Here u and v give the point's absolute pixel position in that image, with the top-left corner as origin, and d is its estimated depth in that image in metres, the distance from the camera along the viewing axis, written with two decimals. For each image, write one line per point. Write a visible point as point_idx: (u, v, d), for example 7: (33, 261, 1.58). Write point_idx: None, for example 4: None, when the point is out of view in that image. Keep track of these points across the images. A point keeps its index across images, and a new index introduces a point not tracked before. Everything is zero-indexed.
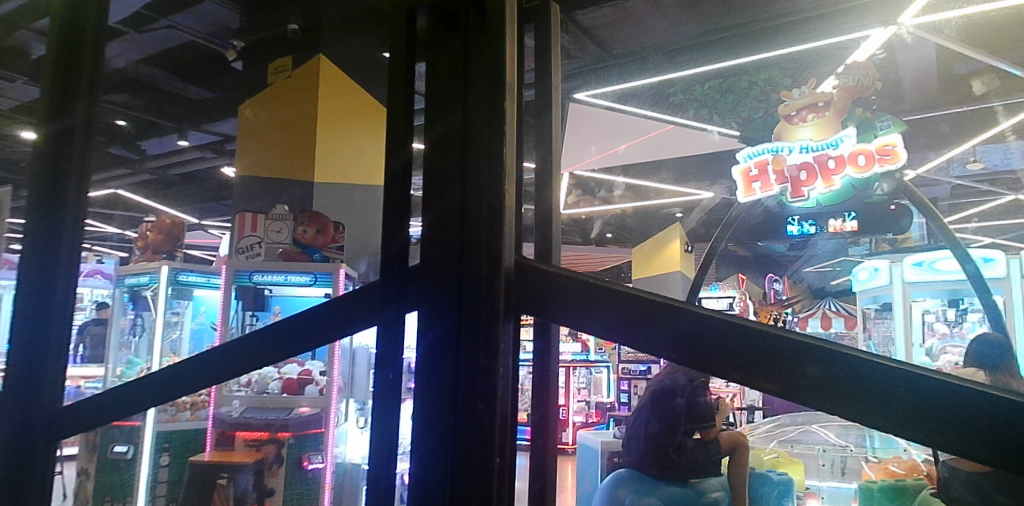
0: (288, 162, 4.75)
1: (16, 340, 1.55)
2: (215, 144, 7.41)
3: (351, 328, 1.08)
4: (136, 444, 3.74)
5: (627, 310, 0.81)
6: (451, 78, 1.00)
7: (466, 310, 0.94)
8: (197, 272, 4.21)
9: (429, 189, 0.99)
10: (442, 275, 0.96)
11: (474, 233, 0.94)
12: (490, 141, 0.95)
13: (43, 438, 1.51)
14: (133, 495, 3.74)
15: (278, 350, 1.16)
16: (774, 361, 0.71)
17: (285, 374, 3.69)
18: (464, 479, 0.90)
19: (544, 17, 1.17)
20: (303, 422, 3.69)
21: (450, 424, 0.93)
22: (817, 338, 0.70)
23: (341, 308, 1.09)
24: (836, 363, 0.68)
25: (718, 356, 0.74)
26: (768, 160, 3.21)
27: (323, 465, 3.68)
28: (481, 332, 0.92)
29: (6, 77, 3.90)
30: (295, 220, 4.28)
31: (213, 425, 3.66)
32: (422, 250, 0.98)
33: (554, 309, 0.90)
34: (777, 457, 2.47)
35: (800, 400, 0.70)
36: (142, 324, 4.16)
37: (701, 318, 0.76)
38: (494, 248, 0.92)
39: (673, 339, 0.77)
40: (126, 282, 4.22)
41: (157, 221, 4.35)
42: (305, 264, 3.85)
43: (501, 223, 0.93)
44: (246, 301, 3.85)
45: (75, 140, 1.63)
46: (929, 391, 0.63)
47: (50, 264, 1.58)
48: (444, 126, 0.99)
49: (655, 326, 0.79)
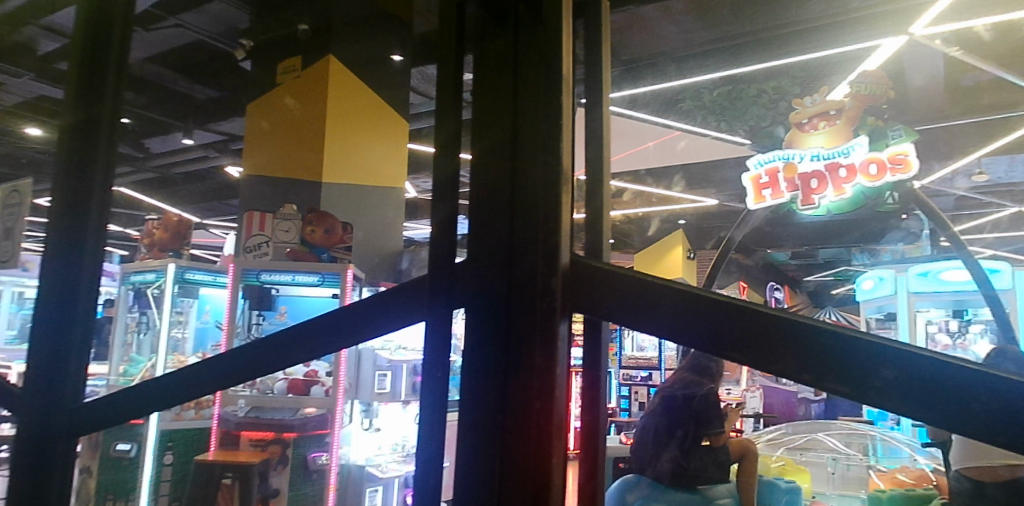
0: (297, 162, 4.73)
1: (44, 329, 1.66)
2: (220, 144, 7.43)
3: (392, 325, 1.07)
4: (140, 442, 3.70)
5: (689, 309, 0.83)
6: (502, 71, 0.99)
7: (520, 307, 0.93)
8: (202, 270, 4.22)
9: (480, 185, 0.99)
10: (493, 272, 0.96)
11: (528, 231, 0.94)
12: (546, 137, 0.94)
13: (71, 424, 1.58)
14: (137, 493, 3.73)
15: (314, 347, 1.16)
16: (841, 363, 0.74)
17: (291, 375, 3.54)
18: (518, 482, 0.89)
19: (595, 13, 1.16)
20: (309, 423, 3.66)
21: (500, 425, 0.92)
22: (884, 338, 0.74)
23: (382, 307, 1.08)
24: (905, 363, 0.71)
25: (786, 355, 0.77)
26: (779, 168, 2.79)
27: (328, 465, 3.67)
28: (534, 330, 0.91)
29: (14, 74, 3.88)
30: (303, 220, 4.24)
31: (217, 425, 3.63)
32: (473, 248, 0.99)
33: (605, 306, 0.90)
34: (783, 465, 2.32)
35: (871, 401, 0.73)
36: (147, 323, 4.14)
37: (769, 321, 0.79)
38: (550, 245, 0.92)
39: (739, 340, 0.80)
40: (133, 279, 4.23)
41: (164, 218, 4.32)
42: (312, 265, 3.83)
43: (556, 220, 0.92)
44: (252, 300, 3.80)
45: (98, 135, 1.73)
46: (999, 391, 0.67)
47: (73, 260, 1.69)
48: (496, 121, 0.99)
49: (717, 325, 0.81)
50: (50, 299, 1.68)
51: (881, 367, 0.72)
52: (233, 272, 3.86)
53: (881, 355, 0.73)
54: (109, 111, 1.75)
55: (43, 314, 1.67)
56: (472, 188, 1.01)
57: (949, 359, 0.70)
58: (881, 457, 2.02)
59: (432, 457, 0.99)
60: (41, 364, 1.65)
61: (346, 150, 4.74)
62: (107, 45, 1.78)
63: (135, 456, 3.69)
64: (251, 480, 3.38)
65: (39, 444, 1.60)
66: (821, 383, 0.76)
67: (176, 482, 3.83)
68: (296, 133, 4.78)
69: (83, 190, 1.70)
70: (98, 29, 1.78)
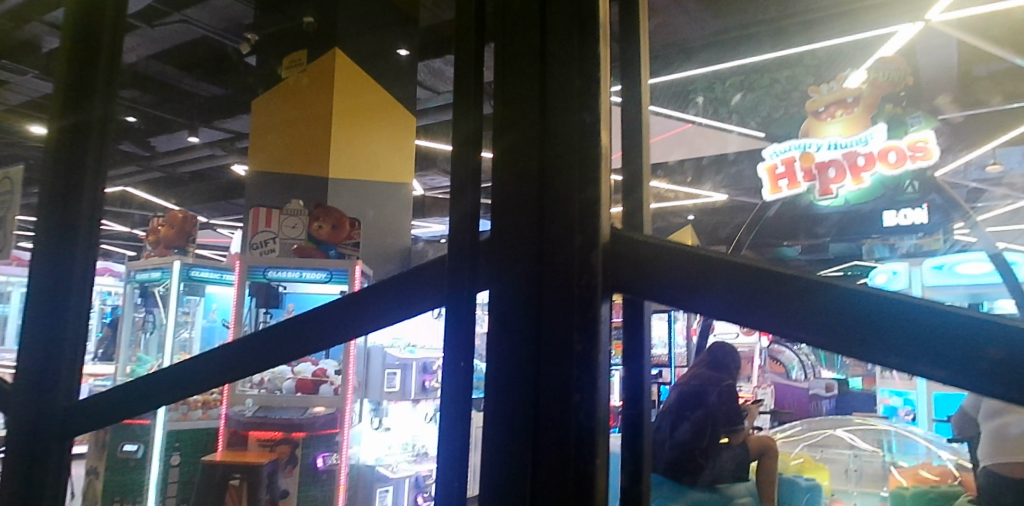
0: (303, 155, 4.67)
1: (40, 326, 1.59)
2: (225, 142, 7.39)
3: (408, 308, 1.02)
4: (146, 443, 3.63)
5: (740, 284, 0.78)
6: (527, 37, 0.98)
7: (556, 292, 0.90)
8: (209, 268, 4.16)
9: (507, 157, 0.97)
10: (524, 248, 0.93)
11: (562, 204, 0.91)
12: (577, 103, 0.92)
13: (69, 426, 1.52)
14: (144, 495, 3.66)
15: (319, 334, 1.11)
16: (914, 337, 0.68)
17: (299, 373, 3.50)
18: (556, 468, 0.86)
19: None
20: (318, 422, 3.59)
21: (534, 409, 0.89)
22: (964, 308, 0.67)
23: (394, 291, 1.04)
24: (912, 313, 0.69)
25: (851, 330, 0.71)
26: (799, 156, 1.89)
27: (338, 465, 3.61)
28: (572, 315, 0.88)
29: (16, 71, 3.83)
30: (310, 216, 4.17)
31: (224, 425, 3.57)
32: (502, 224, 0.96)
33: (648, 283, 0.85)
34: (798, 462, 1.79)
35: (950, 378, 0.67)
36: (154, 321, 4.09)
37: (831, 292, 0.73)
38: (585, 218, 0.89)
39: (797, 315, 0.74)
40: (138, 277, 4.16)
41: (169, 216, 4.26)
42: (320, 260, 3.76)
43: (594, 193, 0.90)
44: (259, 298, 3.76)
45: (83, 128, 1.67)
46: None
47: (64, 258, 1.62)
48: (523, 108, 0.97)
49: (736, 286, 0.78)
50: (43, 295, 1.61)
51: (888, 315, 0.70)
52: (239, 267, 3.80)
53: (888, 312, 0.70)
54: (97, 100, 1.69)
55: (36, 310, 1.60)
56: (496, 173, 0.99)
57: (960, 311, 0.67)
58: (897, 453, 1.79)
59: (460, 444, 0.95)
60: (33, 364, 1.57)
61: (353, 145, 4.67)
62: (99, 34, 1.71)
63: (142, 457, 3.63)
64: (258, 482, 3.28)
65: (32, 448, 1.53)
66: (836, 342, 0.72)
67: (184, 483, 3.76)
68: (302, 126, 4.72)
69: (74, 178, 1.64)
70: (89, 14, 1.71)
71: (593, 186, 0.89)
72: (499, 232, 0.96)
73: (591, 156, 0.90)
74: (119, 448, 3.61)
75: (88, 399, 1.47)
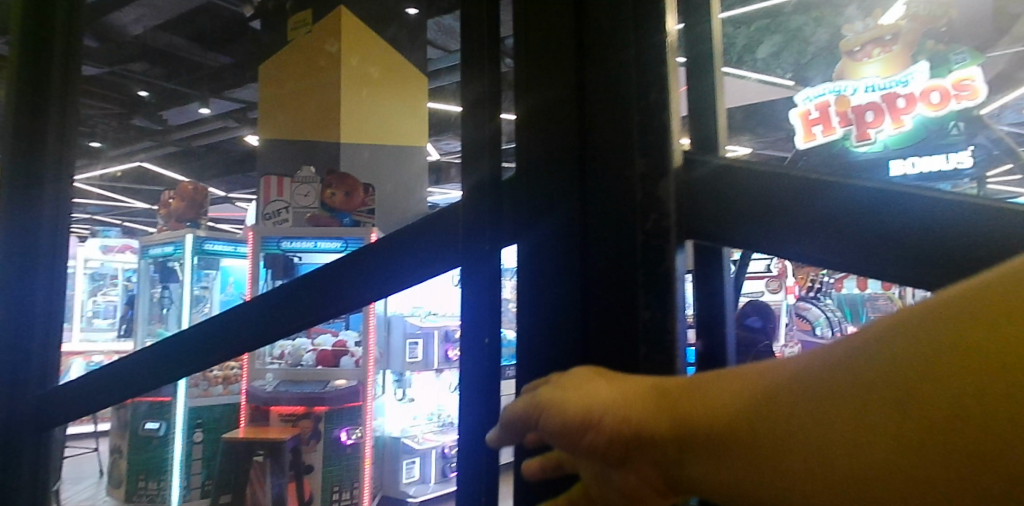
0: (313, 121, 4.48)
1: None
2: (238, 113, 7.22)
3: (429, 269, 0.93)
4: (168, 420, 3.59)
5: (837, 211, 0.69)
6: None
7: (613, 252, 0.81)
8: (222, 241, 4.04)
9: (544, 92, 0.88)
10: (571, 191, 0.85)
11: (613, 139, 0.82)
12: (617, 27, 0.83)
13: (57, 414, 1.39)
14: (167, 472, 3.61)
15: (334, 298, 1.01)
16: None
17: (319, 345, 3.41)
18: None
19: None
20: (340, 396, 3.45)
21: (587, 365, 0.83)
22: None
23: (417, 251, 0.94)
24: (940, 213, 0.64)
25: (956, 252, 0.63)
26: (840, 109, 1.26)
27: (361, 440, 3.53)
28: (631, 275, 0.80)
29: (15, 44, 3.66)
30: (323, 182, 4.07)
31: (246, 400, 3.50)
32: (542, 165, 0.87)
33: (724, 215, 0.77)
34: None
35: None
36: (169, 297, 3.99)
37: (940, 211, 0.64)
38: (642, 151, 0.81)
39: (894, 237, 0.66)
40: (152, 252, 4.07)
41: (179, 188, 4.15)
42: (333, 229, 3.59)
43: (654, 121, 0.80)
44: (276, 269, 3.69)
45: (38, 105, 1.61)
46: None
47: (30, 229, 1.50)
48: (563, 53, 0.86)
49: (824, 214, 0.70)
50: None
51: (901, 227, 0.66)
52: (252, 239, 3.69)
53: (989, 225, 0.62)
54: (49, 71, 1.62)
55: None
56: (531, 119, 0.89)
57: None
58: None
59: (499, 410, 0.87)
60: None
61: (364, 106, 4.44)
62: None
63: (164, 434, 3.58)
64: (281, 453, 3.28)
65: None
66: (848, 255, 0.68)
67: (207, 461, 3.67)
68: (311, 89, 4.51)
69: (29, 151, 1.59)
70: None
71: (654, 138, 0.80)
72: (541, 190, 0.87)
73: (648, 101, 0.81)
74: (142, 426, 3.62)
75: (73, 383, 1.35)
